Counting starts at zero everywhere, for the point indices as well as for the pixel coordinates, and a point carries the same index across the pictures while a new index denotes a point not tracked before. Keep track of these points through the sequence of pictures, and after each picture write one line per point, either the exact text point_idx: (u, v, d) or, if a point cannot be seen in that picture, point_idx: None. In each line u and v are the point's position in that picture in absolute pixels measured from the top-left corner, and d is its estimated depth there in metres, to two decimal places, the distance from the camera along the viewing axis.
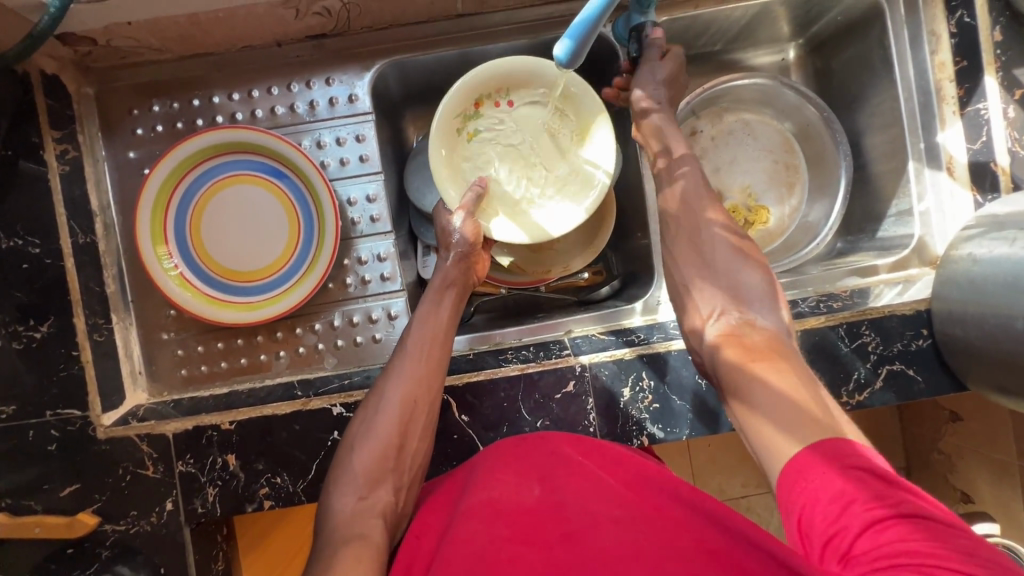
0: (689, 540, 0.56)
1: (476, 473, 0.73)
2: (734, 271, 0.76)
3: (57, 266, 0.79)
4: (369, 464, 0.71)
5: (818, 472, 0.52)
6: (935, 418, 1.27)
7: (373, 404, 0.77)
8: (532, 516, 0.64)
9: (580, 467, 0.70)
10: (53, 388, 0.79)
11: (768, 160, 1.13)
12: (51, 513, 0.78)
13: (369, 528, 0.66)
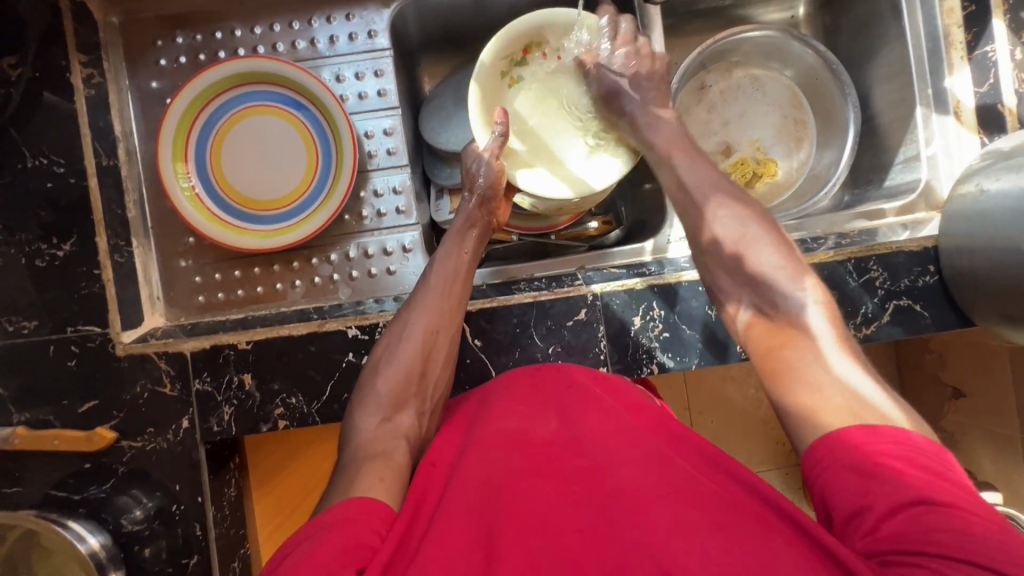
0: (717, 494, 0.54)
1: (493, 401, 0.73)
2: (757, 272, 0.72)
3: (80, 186, 0.81)
4: (393, 388, 0.74)
5: (858, 451, 0.52)
6: (935, 394, 1.25)
7: (395, 334, 0.79)
8: (548, 446, 0.64)
9: (598, 408, 0.68)
10: (74, 305, 0.80)
11: (776, 114, 1.14)
12: (69, 427, 0.80)
13: (391, 448, 0.69)
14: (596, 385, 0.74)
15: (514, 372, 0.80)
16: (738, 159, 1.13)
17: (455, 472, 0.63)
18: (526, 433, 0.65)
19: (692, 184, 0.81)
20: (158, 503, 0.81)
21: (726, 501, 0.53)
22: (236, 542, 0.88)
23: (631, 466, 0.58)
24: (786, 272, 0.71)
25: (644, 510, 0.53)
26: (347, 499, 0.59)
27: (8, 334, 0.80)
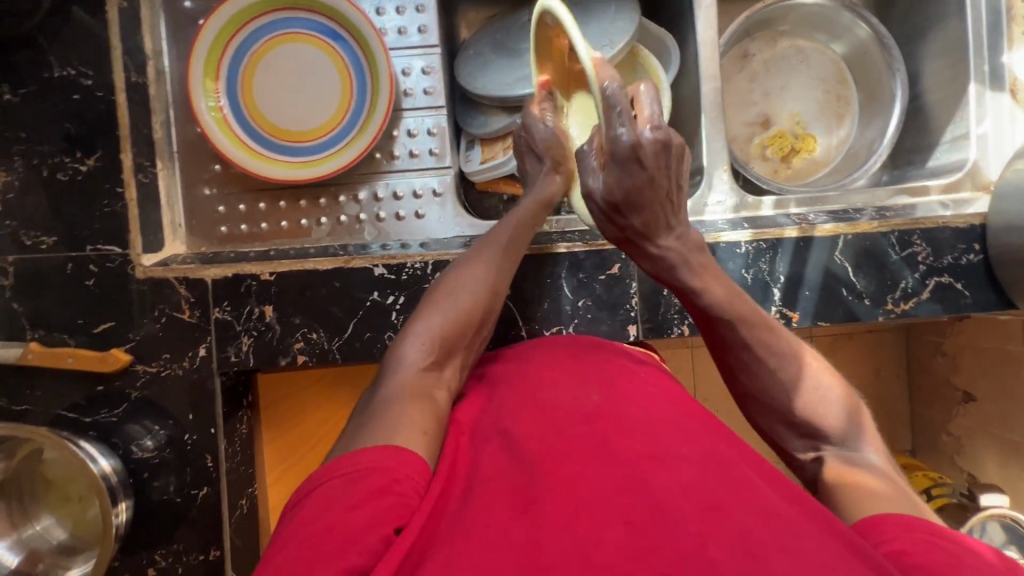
0: (785, 508, 0.45)
1: (529, 372, 0.66)
2: (818, 407, 0.60)
3: (107, 101, 0.78)
4: (450, 330, 0.67)
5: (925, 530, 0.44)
6: (943, 401, 1.22)
7: (463, 275, 0.72)
8: (593, 421, 0.56)
9: (659, 401, 0.60)
10: (95, 223, 0.78)
11: (820, 89, 1.11)
12: (84, 347, 0.78)
13: (433, 392, 0.62)
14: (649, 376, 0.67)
15: (552, 345, 0.73)
16: (776, 132, 1.10)
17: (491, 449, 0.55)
18: (575, 411, 0.57)
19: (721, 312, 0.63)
20: (169, 433, 0.79)
21: (794, 514, 0.45)
22: (245, 481, 0.86)
23: (686, 457, 0.50)
24: (852, 423, 0.59)
25: (700, 508, 0.44)
26: (380, 446, 0.53)
27: (25, 249, 0.78)
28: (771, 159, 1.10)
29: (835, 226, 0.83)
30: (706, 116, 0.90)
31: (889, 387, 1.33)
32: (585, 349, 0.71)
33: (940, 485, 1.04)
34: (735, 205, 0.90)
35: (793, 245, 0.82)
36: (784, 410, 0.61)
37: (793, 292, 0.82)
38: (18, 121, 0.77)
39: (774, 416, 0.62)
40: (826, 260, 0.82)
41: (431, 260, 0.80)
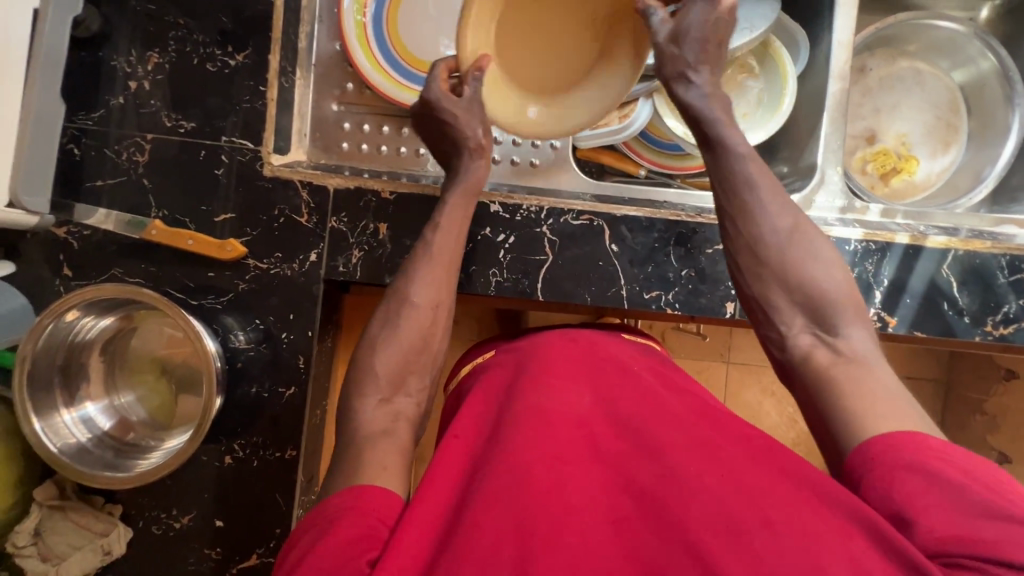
0: (759, 475, 0.52)
1: (526, 370, 0.71)
2: (812, 291, 0.62)
3: (266, 2, 0.81)
4: (390, 369, 0.67)
5: (918, 452, 0.48)
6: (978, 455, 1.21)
7: (395, 309, 0.70)
8: (582, 426, 0.62)
9: (646, 396, 0.66)
10: (234, 116, 0.81)
11: (930, 113, 1.11)
12: (203, 232, 0.80)
13: (393, 425, 0.64)
14: (644, 373, 0.72)
15: (549, 338, 0.77)
16: (880, 149, 1.10)
17: (491, 447, 0.60)
18: (564, 408, 0.63)
19: (732, 155, 0.68)
20: (265, 330, 0.81)
21: (773, 487, 0.51)
22: (321, 393, 0.88)
23: (669, 451, 0.56)
24: (841, 298, 0.61)
25: (686, 501, 0.51)
26: (345, 490, 0.56)
27: (164, 129, 0.81)
28: (870, 175, 1.10)
29: (947, 240, 0.83)
30: (828, 114, 0.91)
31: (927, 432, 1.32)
32: (580, 347, 0.76)
33: None
34: (845, 207, 0.91)
35: (902, 251, 0.83)
36: (778, 280, 0.63)
37: (894, 297, 0.82)
38: (180, 8, 0.81)
39: (772, 284, 0.64)
40: (932, 271, 0.82)
41: (546, 205, 0.82)
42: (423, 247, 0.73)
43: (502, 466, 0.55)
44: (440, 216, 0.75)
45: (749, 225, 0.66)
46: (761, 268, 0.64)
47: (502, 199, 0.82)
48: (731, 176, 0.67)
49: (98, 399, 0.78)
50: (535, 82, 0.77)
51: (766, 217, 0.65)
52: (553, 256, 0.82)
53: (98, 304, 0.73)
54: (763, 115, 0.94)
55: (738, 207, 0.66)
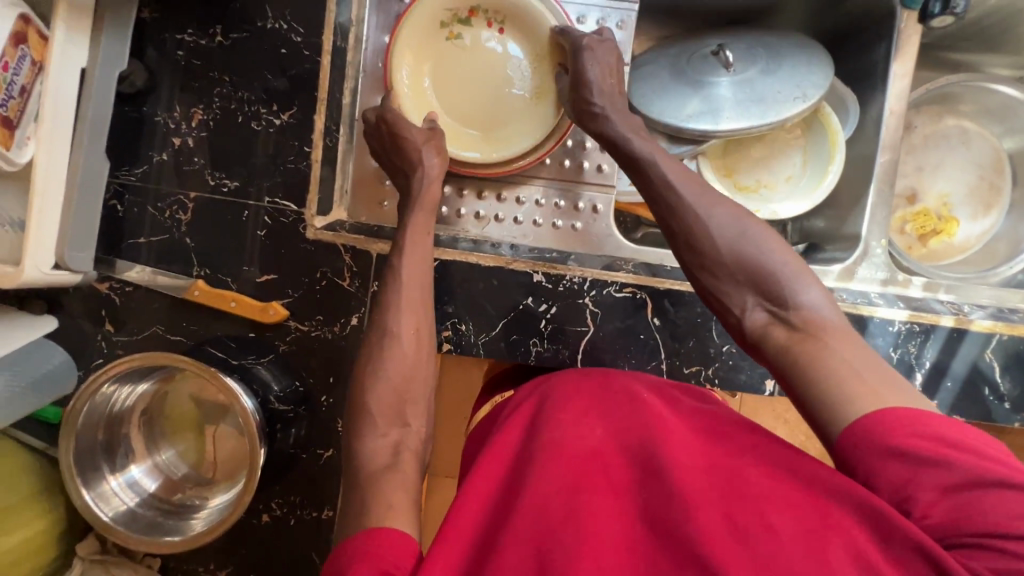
0: (765, 483, 0.52)
1: (541, 407, 0.66)
2: (758, 279, 0.61)
3: (312, 60, 0.80)
4: (384, 403, 0.66)
5: (897, 433, 0.47)
6: None
7: (377, 342, 0.70)
8: (600, 459, 0.58)
9: (656, 414, 0.63)
10: (277, 176, 0.80)
11: (974, 174, 1.09)
12: (245, 293, 0.80)
13: (394, 461, 0.62)
14: (652, 387, 0.69)
15: (563, 374, 0.71)
16: (920, 210, 1.09)
17: (513, 486, 0.57)
18: (577, 439, 0.60)
19: (649, 162, 0.70)
20: (305, 390, 0.82)
21: (777, 492, 0.51)
22: None
23: (684, 474, 0.54)
24: (782, 271, 0.61)
25: (698, 515, 0.50)
26: (357, 534, 0.54)
27: (207, 188, 0.80)
28: (908, 235, 1.09)
29: (991, 323, 0.83)
30: (875, 184, 0.90)
31: None
32: (595, 381, 0.70)
33: None
34: (887, 280, 0.90)
35: (946, 334, 0.82)
36: (726, 273, 0.63)
37: (935, 380, 0.82)
38: (224, 64, 0.79)
39: (726, 279, 0.63)
40: (975, 355, 0.82)
41: (589, 277, 0.81)
42: (392, 272, 0.73)
43: (519, 509, 0.53)
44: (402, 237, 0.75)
45: (686, 221, 0.66)
46: (704, 261, 0.65)
47: (545, 268, 0.82)
48: (657, 177, 0.69)
49: (142, 460, 0.80)
50: (490, 129, 0.86)
51: (692, 208, 0.66)
52: (595, 328, 0.81)
53: (131, 373, 0.74)
54: (808, 180, 0.94)
55: (667, 200, 0.68)
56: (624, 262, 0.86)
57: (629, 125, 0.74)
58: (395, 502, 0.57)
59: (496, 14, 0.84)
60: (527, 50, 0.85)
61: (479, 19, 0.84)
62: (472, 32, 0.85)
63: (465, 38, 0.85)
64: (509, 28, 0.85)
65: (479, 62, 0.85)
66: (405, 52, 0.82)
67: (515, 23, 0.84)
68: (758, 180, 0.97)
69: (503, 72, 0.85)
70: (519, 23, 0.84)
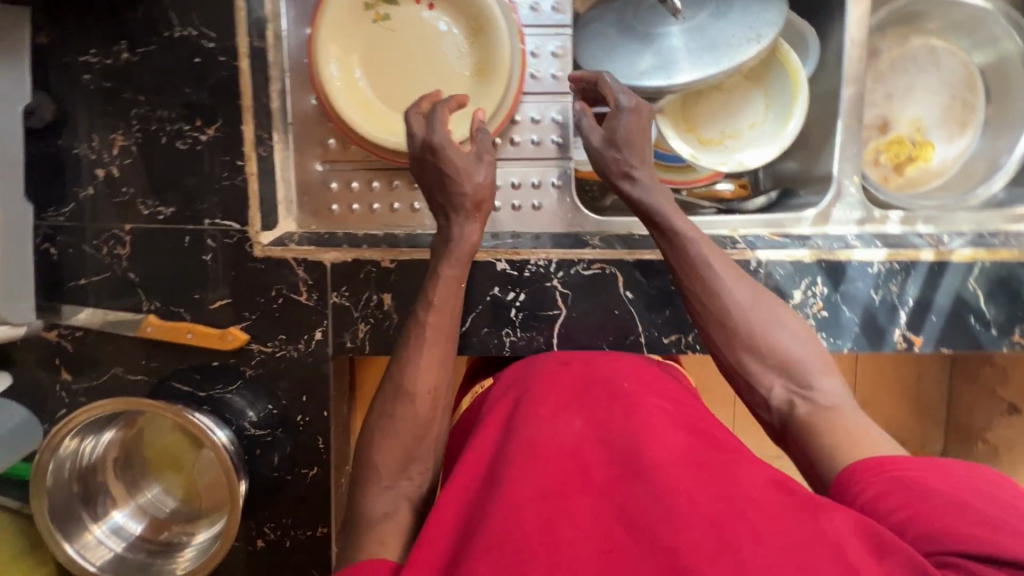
0: (748, 490, 0.47)
1: (518, 408, 0.63)
2: (785, 363, 0.61)
3: (230, 66, 0.74)
4: (392, 461, 0.62)
5: (892, 469, 0.47)
6: (987, 407, 1.14)
7: (391, 402, 0.64)
8: (575, 455, 0.54)
9: (634, 413, 0.60)
10: (214, 197, 0.76)
11: (947, 94, 1.05)
12: (201, 322, 0.77)
13: (392, 509, 0.59)
14: (633, 385, 0.66)
15: (540, 369, 0.69)
16: (893, 138, 1.05)
17: (486, 488, 0.53)
18: (552, 437, 0.56)
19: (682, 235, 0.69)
20: (280, 412, 0.79)
21: (762, 501, 0.46)
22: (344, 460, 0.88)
23: (661, 472, 0.50)
24: (807, 359, 0.61)
25: (679, 518, 0.45)
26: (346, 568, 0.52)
27: (142, 218, 0.76)
28: (884, 165, 1.05)
29: (973, 251, 0.80)
30: (842, 122, 0.86)
31: (932, 391, 1.25)
32: (572, 370, 0.69)
33: None
34: (863, 218, 0.87)
35: (927, 269, 0.80)
36: (755, 354, 0.63)
37: (919, 317, 0.80)
38: (137, 83, 0.74)
39: (752, 359, 0.63)
40: (957, 286, 0.80)
41: (555, 258, 0.78)
42: (416, 329, 0.67)
43: (491, 509, 0.49)
44: (433, 292, 0.69)
45: (714, 300, 0.66)
46: (732, 338, 0.64)
47: (508, 255, 0.78)
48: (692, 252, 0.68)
49: (124, 504, 0.78)
50: None
51: (725, 288, 0.66)
52: (566, 309, 0.78)
53: (91, 424, 0.72)
54: (773, 126, 0.89)
55: (697, 274, 0.67)
56: (590, 237, 0.83)
57: (657, 188, 0.71)
58: (386, 535, 0.56)
59: None
60: (462, 24, 0.79)
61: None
62: (400, 11, 0.79)
63: (392, 19, 0.79)
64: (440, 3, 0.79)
65: (413, 44, 0.79)
66: (330, 43, 0.76)
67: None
68: (721, 131, 0.92)
69: (439, 52, 0.80)
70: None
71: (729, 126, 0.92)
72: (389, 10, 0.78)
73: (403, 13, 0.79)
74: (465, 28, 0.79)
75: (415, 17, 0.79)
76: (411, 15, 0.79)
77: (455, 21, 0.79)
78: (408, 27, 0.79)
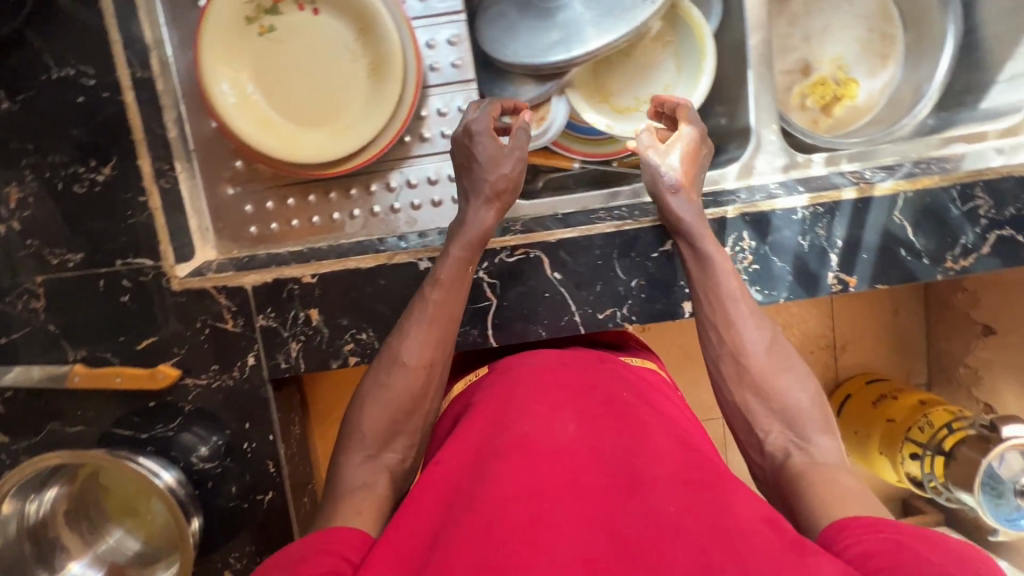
0: (740, 516, 0.44)
1: (511, 401, 0.60)
2: (791, 409, 0.61)
3: (115, 101, 0.72)
4: (376, 428, 0.62)
5: (888, 532, 0.44)
6: (964, 329, 1.15)
7: (384, 367, 0.65)
8: (567, 457, 0.51)
9: (629, 420, 0.56)
10: (122, 237, 0.74)
11: (864, 28, 1.04)
12: (130, 364, 0.76)
13: (374, 480, 0.59)
14: (628, 391, 0.63)
15: (535, 361, 0.67)
16: (817, 80, 1.03)
17: (470, 486, 0.50)
18: (545, 436, 0.53)
19: (708, 266, 0.70)
20: (226, 442, 0.79)
21: (752, 530, 0.42)
22: (303, 479, 0.87)
23: (656, 492, 0.46)
24: (811, 411, 0.61)
25: (665, 546, 0.41)
26: (316, 532, 0.52)
27: (52, 268, 0.74)
28: (811, 109, 1.04)
29: (895, 183, 0.79)
30: (753, 71, 0.84)
31: (904, 325, 1.25)
32: (569, 366, 0.65)
33: (961, 420, 1.02)
34: (787, 164, 0.86)
35: (851, 208, 0.79)
36: (762, 394, 0.63)
37: (851, 256, 0.80)
38: (22, 131, 0.72)
39: (755, 398, 0.63)
40: (884, 221, 0.79)
41: None
42: (419, 303, 0.68)
43: (473, 509, 0.46)
44: (441, 269, 0.69)
45: (728, 334, 0.66)
46: (739, 373, 0.64)
47: (430, 253, 0.77)
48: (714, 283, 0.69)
49: (81, 555, 0.77)
50: (336, 121, 0.79)
51: (745, 324, 0.66)
52: (497, 299, 0.78)
53: (28, 483, 0.71)
54: (685, 84, 0.88)
55: (716, 305, 0.68)
56: (513, 224, 0.82)
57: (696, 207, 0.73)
58: None
59: None
60: (349, 24, 0.77)
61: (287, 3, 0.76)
62: (286, 20, 0.77)
63: (279, 29, 0.77)
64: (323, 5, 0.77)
65: (304, 52, 0.78)
66: (218, 62, 0.74)
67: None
68: (636, 98, 0.91)
69: (332, 57, 0.78)
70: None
71: (643, 92, 0.91)
72: (273, 20, 0.76)
73: (288, 21, 0.77)
74: (353, 27, 0.77)
75: (300, 24, 0.77)
76: (296, 22, 0.77)
77: (341, 21, 0.77)
78: (295, 34, 0.77)
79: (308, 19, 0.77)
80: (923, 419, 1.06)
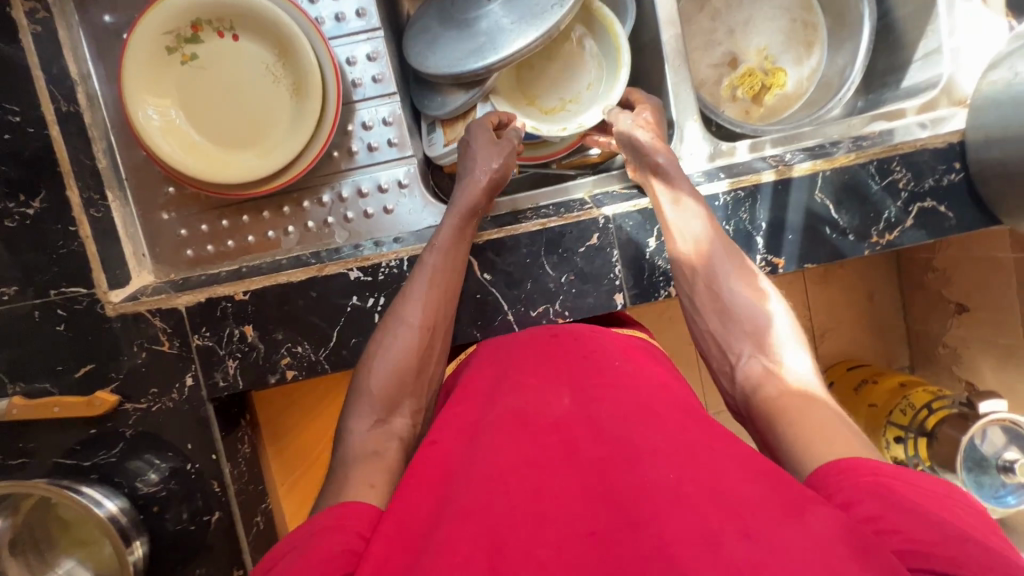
0: (738, 475, 0.41)
1: (504, 377, 0.60)
2: (765, 333, 0.62)
3: (41, 135, 0.74)
4: (385, 387, 0.64)
5: (878, 471, 0.42)
6: (938, 309, 1.15)
7: (388, 329, 0.69)
8: (562, 427, 0.50)
9: (625, 387, 0.54)
10: (55, 267, 0.75)
11: (785, 18, 1.06)
12: (67, 394, 0.76)
13: (385, 448, 0.59)
14: (623, 359, 0.61)
15: (527, 336, 0.67)
16: (745, 71, 1.05)
17: (465, 461, 0.49)
18: (540, 408, 0.52)
19: (680, 204, 0.74)
20: (172, 465, 0.79)
21: (750, 490, 0.40)
22: (256, 498, 0.88)
23: (653, 456, 0.44)
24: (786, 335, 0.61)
25: (663, 509, 0.39)
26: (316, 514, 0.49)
27: None
28: (742, 100, 1.06)
29: (812, 164, 0.81)
30: (669, 66, 0.87)
31: (874, 306, 1.25)
32: (562, 339, 0.65)
33: (941, 399, 1.01)
34: (711, 152, 0.88)
35: (771, 190, 0.80)
36: (738, 327, 0.64)
37: (777, 237, 0.81)
38: None
39: (730, 328, 0.64)
40: (807, 201, 0.81)
41: (405, 257, 0.78)
42: (420, 267, 0.73)
43: (469, 481, 0.45)
44: (437, 237, 0.74)
45: (702, 270, 0.69)
46: (713, 303, 0.67)
47: (358, 263, 0.78)
48: (686, 221, 0.73)
49: None
50: (263, 141, 0.81)
51: (717, 258, 0.69)
52: None
53: None
54: (606, 81, 0.90)
55: (687, 243, 0.72)
56: None
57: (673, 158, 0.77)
58: None
59: (221, 21, 0.78)
60: (269, 49, 0.80)
61: (206, 31, 0.78)
62: (207, 47, 0.79)
63: (201, 57, 0.79)
64: (242, 31, 0.79)
65: (227, 77, 0.80)
66: (142, 91, 0.75)
67: (245, 24, 0.79)
68: (561, 99, 0.94)
69: (254, 80, 0.81)
70: (247, 22, 0.78)
71: (568, 92, 0.93)
72: (195, 49, 0.78)
73: (209, 48, 0.79)
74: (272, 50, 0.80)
75: (221, 51, 0.79)
76: (216, 49, 0.79)
77: (260, 46, 0.80)
78: (217, 61, 0.80)
79: (228, 46, 0.80)
80: (905, 400, 1.05)
